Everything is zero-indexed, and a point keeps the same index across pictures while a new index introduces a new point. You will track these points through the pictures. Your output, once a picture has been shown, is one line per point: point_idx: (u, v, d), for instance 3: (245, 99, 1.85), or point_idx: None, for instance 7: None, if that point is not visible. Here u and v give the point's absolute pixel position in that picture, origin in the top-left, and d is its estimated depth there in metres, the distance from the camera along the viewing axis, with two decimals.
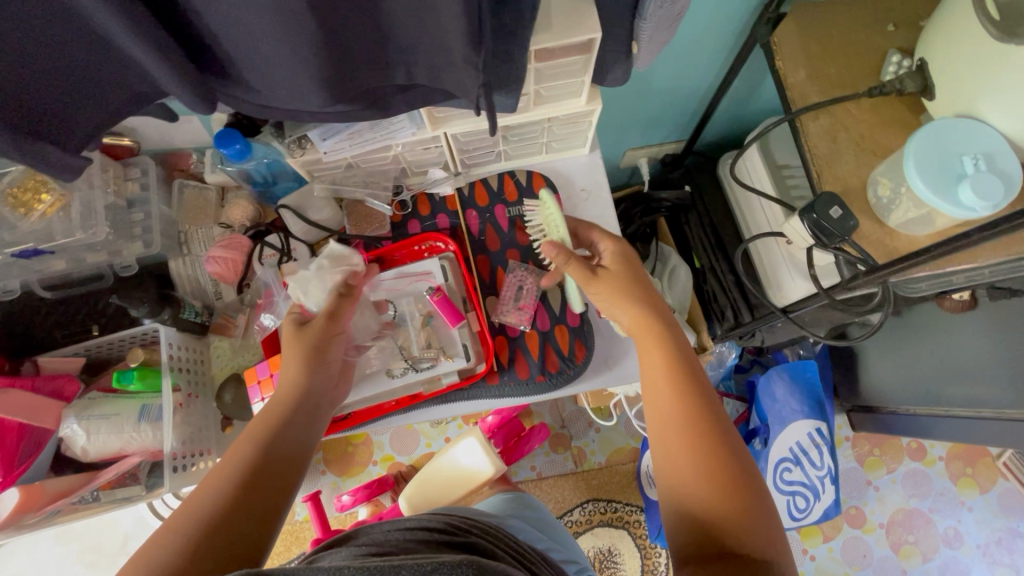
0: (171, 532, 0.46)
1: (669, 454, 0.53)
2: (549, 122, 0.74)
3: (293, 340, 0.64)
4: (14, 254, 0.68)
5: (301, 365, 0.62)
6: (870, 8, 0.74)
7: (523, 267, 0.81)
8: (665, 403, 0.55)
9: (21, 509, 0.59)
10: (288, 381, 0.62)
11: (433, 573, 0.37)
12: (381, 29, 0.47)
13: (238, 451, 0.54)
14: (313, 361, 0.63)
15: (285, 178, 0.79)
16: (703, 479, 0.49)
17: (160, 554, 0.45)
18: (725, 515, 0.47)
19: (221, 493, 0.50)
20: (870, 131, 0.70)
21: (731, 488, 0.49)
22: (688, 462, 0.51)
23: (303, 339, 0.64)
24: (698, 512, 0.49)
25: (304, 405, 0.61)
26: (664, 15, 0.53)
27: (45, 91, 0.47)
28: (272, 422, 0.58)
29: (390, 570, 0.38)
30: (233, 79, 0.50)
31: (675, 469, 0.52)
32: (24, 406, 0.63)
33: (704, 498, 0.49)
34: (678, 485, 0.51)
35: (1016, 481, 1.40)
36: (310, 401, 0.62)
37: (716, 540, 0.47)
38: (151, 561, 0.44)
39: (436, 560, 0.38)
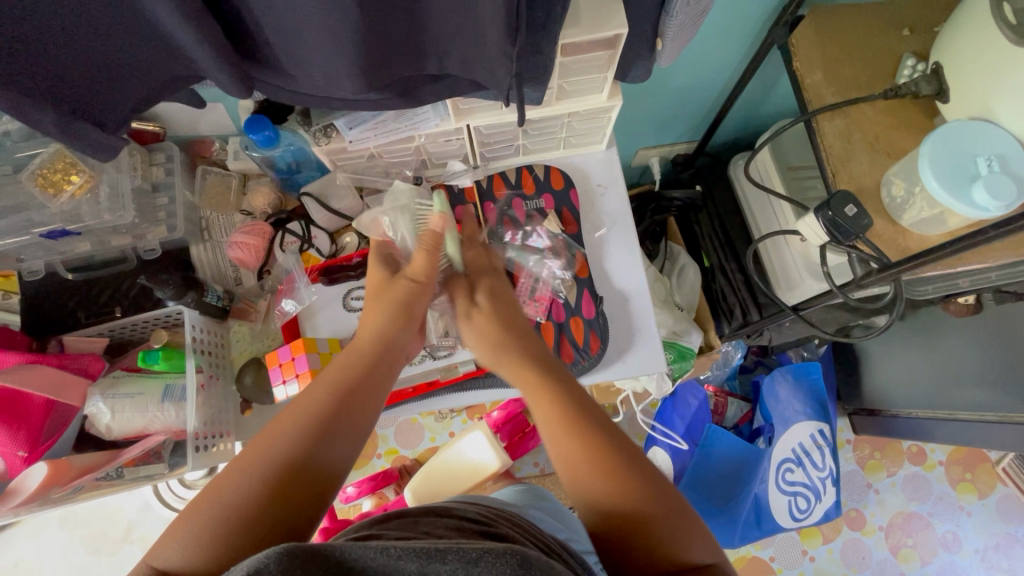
0: (243, 472, 0.50)
1: (572, 474, 0.54)
2: (569, 117, 0.75)
3: (383, 291, 0.66)
4: (43, 235, 0.69)
5: (382, 320, 0.64)
6: (886, 12, 0.76)
7: (540, 257, 0.81)
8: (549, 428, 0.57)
9: (48, 483, 0.59)
10: (368, 334, 0.63)
11: (479, 561, 0.37)
12: (418, 19, 0.48)
13: (315, 398, 0.56)
14: (398, 314, 0.64)
15: (309, 167, 0.81)
16: (608, 485, 0.52)
17: (229, 495, 0.49)
18: (640, 508, 0.50)
19: (294, 439, 0.53)
20: (884, 132, 0.71)
21: (636, 484, 0.52)
22: (593, 477, 0.52)
23: (392, 292, 0.66)
24: (612, 516, 0.51)
25: (383, 357, 0.63)
26: (691, 13, 0.54)
27: (89, 72, 0.48)
28: (349, 372, 0.60)
29: (436, 553, 0.38)
30: (270, 65, 0.51)
31: (582, 486, 0.53)
32: (52, 382, 0.64)
33: (616, 501, 0.51)
34: (589, 499, 0.53)
35: (1015, 487, 1.42)
36: (392, 352, 0.64)
37: (640, 534, 0.50)
38: (226, 498, 0.48)
39: (479, 548, 0.38)
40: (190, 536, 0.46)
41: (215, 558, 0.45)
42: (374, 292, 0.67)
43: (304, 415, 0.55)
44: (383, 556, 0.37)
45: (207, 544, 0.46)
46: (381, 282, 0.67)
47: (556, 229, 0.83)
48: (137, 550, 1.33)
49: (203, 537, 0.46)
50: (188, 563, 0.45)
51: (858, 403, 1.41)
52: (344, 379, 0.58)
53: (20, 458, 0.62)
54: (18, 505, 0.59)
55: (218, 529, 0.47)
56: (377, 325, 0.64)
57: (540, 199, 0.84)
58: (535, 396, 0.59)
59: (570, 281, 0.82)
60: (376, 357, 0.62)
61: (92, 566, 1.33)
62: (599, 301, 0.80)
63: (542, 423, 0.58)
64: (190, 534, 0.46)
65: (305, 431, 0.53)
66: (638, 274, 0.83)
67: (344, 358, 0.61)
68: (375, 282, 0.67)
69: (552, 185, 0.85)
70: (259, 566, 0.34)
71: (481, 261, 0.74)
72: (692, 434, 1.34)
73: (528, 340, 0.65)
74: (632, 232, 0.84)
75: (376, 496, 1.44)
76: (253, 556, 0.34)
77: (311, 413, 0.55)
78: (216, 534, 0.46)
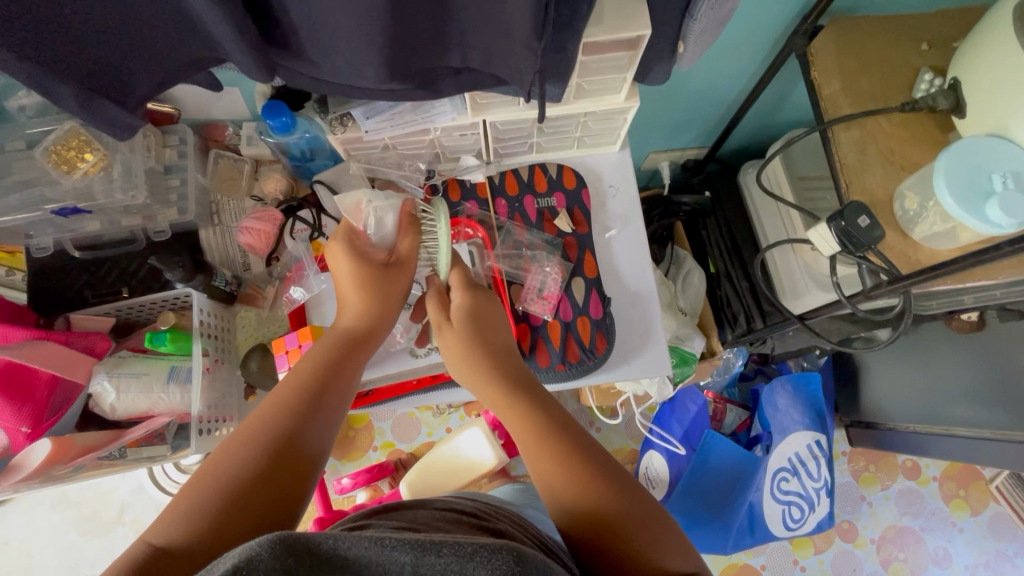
0: (236, 452, 0.50)
1: (543, 475, 0.54)
2: (585, 117, 0.76)
3: (359, 276, 0.64)
4: (54, 212, 0.70)
5: (364, 305, 0.64)
6: (905, 26, 0.76)
7: (548, 256, 0.82)
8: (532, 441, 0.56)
9: (52, 459, 0.59)
10: (348, 318, 0.64)
11: (475, 556, 0.37)
12: (445, 11, 0.48)
13: (299, 383, 0.57)
14: (380, 300, 0.65)
15: (322, 155, 0.81)
16: (580, 484, 0.52)
17: (223, 474, 0.49)
18: (611, 507, 0.51)
19: (282, 419, 0.54)
20: (898, 146, 0.72)
21: (608, 483, 0.52)
22: (573, 487, 0.52)
23: (375, 276, 0.65)
24: (583, 516, 0.51)
25: (364, 344, 0.64)
26: (714, 17, 0.54)
27: (111, 48, 0.48)
28: (332, 358, 0.61)
29: (431, 545, 0.37)
30: (294, 51, 0.51)
31: (554, 488, 0.53)
32: (60, 357, 0.63)
33: (587, 501, 0.51)
34: (559, 501, 0.53)
35: (1006, 505, 1.42)
36: (372, 335, 0.65)
37: (615, 534, 0.50)
38: (220, 477, 0.49)
39: (476, 543, 0.38)
40: (184, 513, 0.46)
41: (207, 535, 0.45)
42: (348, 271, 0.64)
43: (289, 399, 0.55)
44: (377, 546, 0.37)
45: (202, 520, 0.46)
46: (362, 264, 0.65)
47: (566, 229, 0.83)
48: (129, 532, 1.33)
49: (200, 514, 0.46)
50: (181, 540, 0.44)
51: (854, 415, 1.41)
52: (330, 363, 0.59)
53: (22, 433, 0.62)
54: (20, 481, 0.59)
55: (211, 507, 0.46)
56: (360, 310, 0.64)
57: (552, 197, 0.85)
58: (506, 403, 0.60)
59: (578, 281, 0.82)
60: (360, 343, 0.63)
61: (82, 547, 1.33)
62: (607, 302, 0.81)
63: (515, 427, 0.58)
64: (179, 511, 0.46)
65: (291, 415, 0.54)
66: (647, 276, 0.83)
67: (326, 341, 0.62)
68: (348, 270, 0.64)
69: (565, 184, 0.85)
70: (252, 554, 0.34)
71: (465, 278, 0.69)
72: (690, 439, 1.34)
73: (509, 354, 0.65)
74: (642, 235, 0.84)
75: (371, 488, 1.44)
76: (244, 545, 0.34)
77: (296, 397, 0.55)
78: (210, 512, 0.46)
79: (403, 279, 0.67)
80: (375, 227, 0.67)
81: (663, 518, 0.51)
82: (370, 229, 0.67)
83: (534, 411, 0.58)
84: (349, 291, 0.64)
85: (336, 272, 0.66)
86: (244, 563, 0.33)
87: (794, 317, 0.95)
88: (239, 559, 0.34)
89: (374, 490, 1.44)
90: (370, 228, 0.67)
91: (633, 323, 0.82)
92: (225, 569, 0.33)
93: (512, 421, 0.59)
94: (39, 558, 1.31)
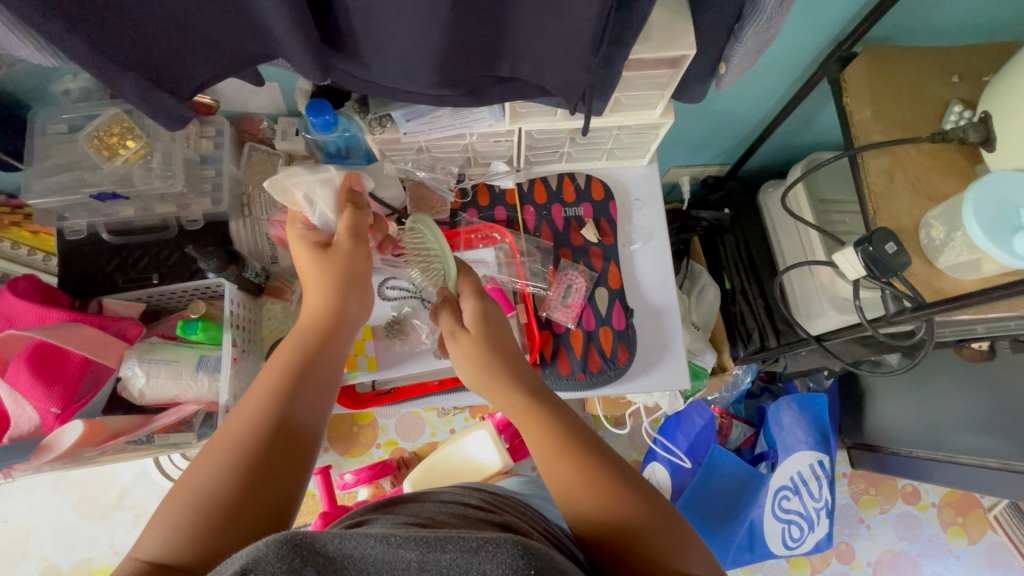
0: (210, 460, 0.50)
1: (554, 480, 0.55)
2: (618, 130, 0.77)
3: (322, 272, 0.62)
4: (93, 195, 0.71)
5: (323, 299, 0.62)
6: (937, 58, 0.77)
7: (574, 267, 0.83)
8: (548, 456, 0.56)
9: (83, 441, 0.60)
10: (309, 312, 0.62)
11: (479, 550, 0.37)
12: (503, 24, 0.49)
13: (265, 386, 0.55)
14: (338, 288, 0.62)
15: (357, 154, 0.80)
16: (589, 491, 0.53)
17: (198, 486, 0.48)
18: (626, 517, 0.51)
19: (254, 417, 0.53)
20: (925, 175, 0.73)
21: (616, 492, 0.53)
22: (588, 495, 0.53)
23: (332, 266, 0.63)
24: (595, 525, 0.52)
25: (329, 333, 0.61)
26: (759, 40, 0.55)
27: (172, 42, 0.49)
28: (298, 355, 0.58)
29: (436, 542, 0.38)
30: (350, 54, 0.52)
31: (572, 499, 0.54)
32: (91, 341, 0.64)
33: (597, 511, 0.52)
34: (577, 513, 0.53)
35: (1004, 535, 1.43)
36: (341, 323, 0.62)
37: (625, 540, 0.50)
38: (198, 483, 0.48)
39: (481, 538, 0.38)
40: (166, 527, 0.46)
41: (198, 547, 0.45)
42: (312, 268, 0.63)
43: (257, 404, 0.53)
44: (383, 544, 0.37)
45: (186, 533, 0.46)
46: (318, 260, 0.63)
47: (593, 239, 0.84)
48: (129, 516, 1.34)
49: (179, 529, 0.46)
50: (170, 555, 0.45)
51: (856, 437, 1.40)
52: (296, 364, 0.57)
53: (51, 414, 0.62)
54: (52, 460, 0.60)
55: (193, 518, 0.46)
56: (319, 303, 0.61)
57: (580, 207, 0.86)
58: (516, 412, 0.60)
59: (601, 292, 0.83)
60: (326, 336, 0.61)
61: (81, 529, 1.33)
62: (630, 313, 0.82)
63: (533, 443, 0.58)
64: (166, 523, 0.46)
65: (264, 416, 0.53)
66: (671, 289, 0.84)
67: (295, 334, 0.60)
68: (308, 263, 0.63)
69: (593, 195, 0.86)
70: (259, 555, 0.35)
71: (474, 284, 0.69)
72: (695, 453, 1.35)
73: (517, 361, 0.64)
74: (666, 250, 0.85)
75: (373, 485, 1.44)
76: (251, 547, 0.35)
77: (264, 400, 0.54)
78: (192, 524, 0.46)
79: (363, 258, 0.65)
80: (316, 204, 0.66)
81: (680, 522, 0.52)
82: (317, 214, 0.66)
83: (535, 423, 0.59)
84: (310, 282, 0.63)
85: (302, 270, 0.64)
86: (251, 563, 0.35)
87: (812, 337, 0.96)
88: (247, 560, 0.35)
89: (375, 487, 1.45)
90: (312, 213, 0.66)
91: (653, 335, 0.83)
92: (234, 569, 0.35)
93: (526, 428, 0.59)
94: (36, 539, 1.31)
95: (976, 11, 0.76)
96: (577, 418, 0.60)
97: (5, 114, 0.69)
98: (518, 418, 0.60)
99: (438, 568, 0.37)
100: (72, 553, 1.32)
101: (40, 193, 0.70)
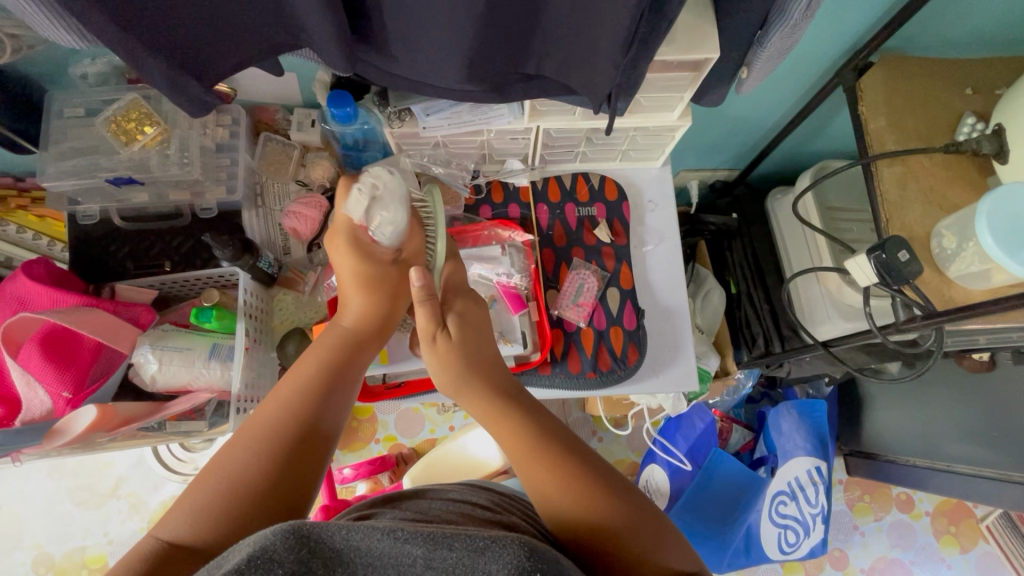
0: (241, 447, 0.51)
1: (531, 485, 0.55)
2: (636, 132, 0.77)
3: (369, 278, 0.64)
4: (108, 180, 0.71)
5: (368, 305, 0.65)
6: (952, 71, 0.78)
7: (586, 266, 0.83)
8: (525, 458, 0.56)
9: (95, 426, 0.59)
10: (350, 316, 0.65)
11: (486, 550, 0.37)
12: (534, 21, 0.50)
13: (292, 388, 0.56)
14: (388, 296, 0.66)
15: (374, 147, 0.82)
16: (574, 496, 0.52)
17: (223, 474, 0.48)
18: (607, 517, 0.51)
19: (280, 417, 0.53)
20: (938, 186, 0.74)
21: (598, 494, 0.52)
22: (567, 496, 0.53)
23: (387, 278, 0.66)
24: (573, 523, 0.52)
25: (366, 338, 0.64)
26: (783, 45, 0.56)
27: (201, 28, 0.49)
28: (334, 357, 0.61)
29: (444, 538, 0.38)
30: (378, 46, 0.52)
31: (550, 502, 0.53)
32: (105, 326, 0.64)
33: (577, 511, 0.52)
34: (556, 515, 0.53)
35: (996, 545, 1.44)
36: (372, 328, 0.65)
37: (609, 540, 0.50)
38: (224, 471, 0.49)
39: (489, 537, 0.38)
40: (193, 509, 0.46)
41: (220, 531, 0.45)
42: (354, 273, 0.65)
43: (282, 405, 0.54)
44: (390, 538, 0.37)
45: (211, 518, 0.46)
46: (379, 271, 0.65)
47: (605, 239, 0.85)
48: (124, 506, 1.33)
49: (206, 511, 0.46)
50: (192, 537, 0.44)
51: (855, 445, 1.41)
52: (332, 364, 0.60)
53: (62, 399, 0.62)
54: (64, 444, 0.59)
55: (215, 503, 0.46)
56: (361, 312, 0.64)
57: (593, 207, 0.86)
58: (489, 418, 0.60)
59: (613, 291, 0.83)
60: (362, 340, 0.64)
61: (75, 517, 1.32)
62: (641, 315, 0.82)
63: (509, 447, 0.58)
64: (186, 508, 0.46)
65: (289, 417, 0.53)
66: (681, 292, 0.84)
67: (327, 341, 0.62)
68: (353, 271, 0.65)
69: (606, 196, 0.86)
70: (266, 545, 0.35)
71: (458, 277, 0.71)
72: (695, 455, 1.35)
73: (493, 364, 0.64)
74: (678, 252, 0.86)
75: (371, 480, 1.44)
76: (258, 534, 0.35)
77: (295, 398, 0.55)
78: (219, 506, 0.46)
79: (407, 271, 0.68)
80: (386, 227, 0.65)
81: (659, 518, 0.53)
82: (380, 233, 0.66)
83: (509, 425, 0.59)
84: (348, 287, 0.65)
85: (340, 271, 0.66)
86: (259, 552, 0.34)
87: (818, 342, 0.95)
88: (253, 549, 0.35)
89: (374, 482, 1.45)
90: (377, 230, 0.65)
91: (662, 336, 0.83)
92: (240, 558, 0.34)
93: (501, 436, 0.59)
94: (29, 526, 1.30)
95: (993, 25, 0.77)
96: (552, 420, 0.60)
97: (22, 96, 0.69)
98: (494, 424, 0.60)
99: (444, 567, 0.37)
100: (65, 542, 1.30)
101: (56, 176, 0.70)
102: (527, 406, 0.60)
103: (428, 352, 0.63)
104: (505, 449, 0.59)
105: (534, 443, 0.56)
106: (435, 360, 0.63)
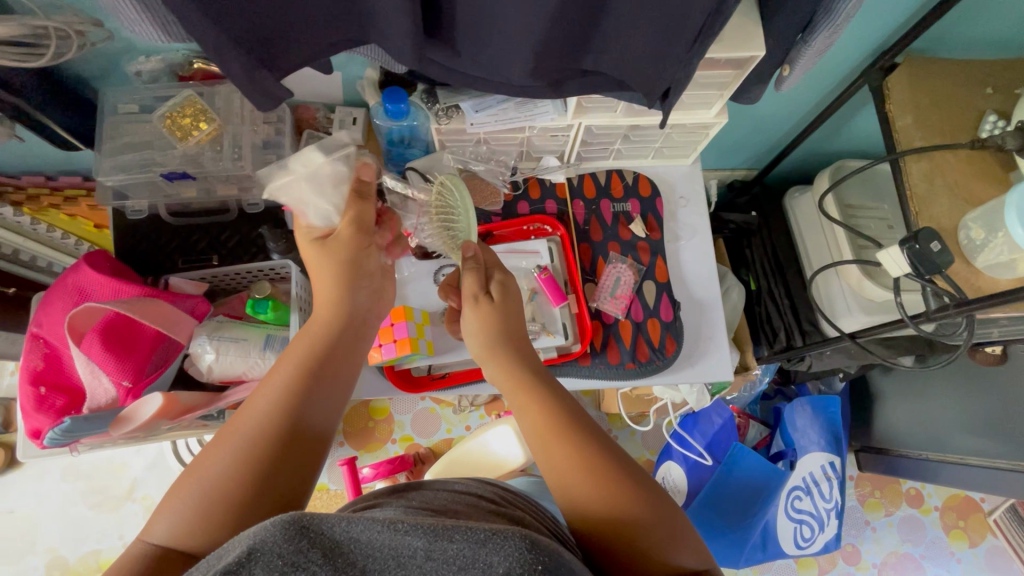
0: (228, 441, 0.49)
1: (548, 462, 0.55)
2: (672, 130, 0.80)
3: (346, 266, 0.61)
4: (162, 175, 0.73)
5: (335, 290, 0.60)
6: (974, 71, 0.81)
7: (622, 260, 0.86)
8: (548, 439, 0.56)
9: (161, 413, 0.61)
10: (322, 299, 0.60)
11: (486, 543, 0.34)
12: (599, 22, 0.52)
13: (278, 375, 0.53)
14: (343, 274, 0.60)
15: (417, 145, 0.84)
16: (593, 485, 0.52)
17: (209, 474, 0.47)
18: (626, 511, 0.50)
19: (272, 406, 0.51)
20: (964, 180, 0.77)
21: (616, 486, 0.52)
22: (585, 484, 0.52)
23: (333, 256, 0.60)
24: (588, 517, 0.51)
25: (347, 326, 0.60)
26: (827, 43, 0.58)
27: (279, 23, 0.51)
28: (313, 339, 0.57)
29: (441, 530, 0.35)
30: (449, 44, 0.54)
31: (568, 489, 0.53)
32: (165, 316, 0.65)
33: (595, 501, 0.51)
34: (574, 504, 0.53)
35: (1003, 538, 1.48)
36: (354, 323, 0.61)
37: (619, 536, 0.50)
38: (209, 471, 0.47)
39: (490, 529, 0.35)
40: (181, 513, 0.45)
41: (214, 533, 0.44)
42: (314, 261, 0.61)
43: (267, 398, 0.52)
44: (390, 530, 0.35)
45: (197, 524, 0.44)
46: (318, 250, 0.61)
47: (640, 234, 0.87)
48: (140, 508, 1.32)
49: (194, 513, 0.45)
50: (182, 540, 0.44)
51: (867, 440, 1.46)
52: (312, 352, 0.56)
53: (123, 388, 0.63)
54: (133, 431, 0.61)
55: (199, 506, 0.45)
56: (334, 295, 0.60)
57: (627, 203, 0.88)
58: (517, 392, 0.61)
59: (649, 285, 0.85)
60: (340, 327, 0.60)
61: (90, 520, 1.31)
62: (678, 306, 0.84)
63: (531, 426, 0.58)
64: (172, 512, 0.45)
65: (277, 408, 0.51)
66: (714, 286, 0.87)
67: (314, 323, 0.59)
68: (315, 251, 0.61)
69: (640, 192, 0.89)
70: (265, 537, 0.33)
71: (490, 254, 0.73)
72: (714, 450, 1.37)
73: (523, 348, 0.65)
74: (710, 246, 0.88)
75: (390, 479, 1.42)
76: (254, 528, 0.33)
77: (279, 387, 0.52)
78: (201, 510, 0.45)
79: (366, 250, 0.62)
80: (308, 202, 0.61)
81: (676, 515, 0.51)
82: (312, 213, 0.61)
83: (533, 405, 0.59)
84: (319, 268, 0.61)
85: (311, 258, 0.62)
86: (257, 544, 0.32)
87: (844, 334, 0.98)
88: (249, 544, 0.32)
89: (392, 481, 1.43)
90: (310, 211, 0.61)
91: (697, 327, 0.86)
92: (239, 551, 0.32)
93: (529, 414, 0.59)
94: (45, 530, 1.29)
95: (1011, 27, 0.81)
96: (576, 404, 0.60)
97: (76, 92, 0.70)
98: (520, 407, 0.60)
99: (444, 559, 0.34)
100: (80, 545, 1.29)
101: (110, 171, 0.72)
102: (556, 390, 0.61)
103: (473, 314, 0.65)
104: (529, 427, 0.59)
105: (557, 426, 0.56)
106: (477, 326, 0.66)
